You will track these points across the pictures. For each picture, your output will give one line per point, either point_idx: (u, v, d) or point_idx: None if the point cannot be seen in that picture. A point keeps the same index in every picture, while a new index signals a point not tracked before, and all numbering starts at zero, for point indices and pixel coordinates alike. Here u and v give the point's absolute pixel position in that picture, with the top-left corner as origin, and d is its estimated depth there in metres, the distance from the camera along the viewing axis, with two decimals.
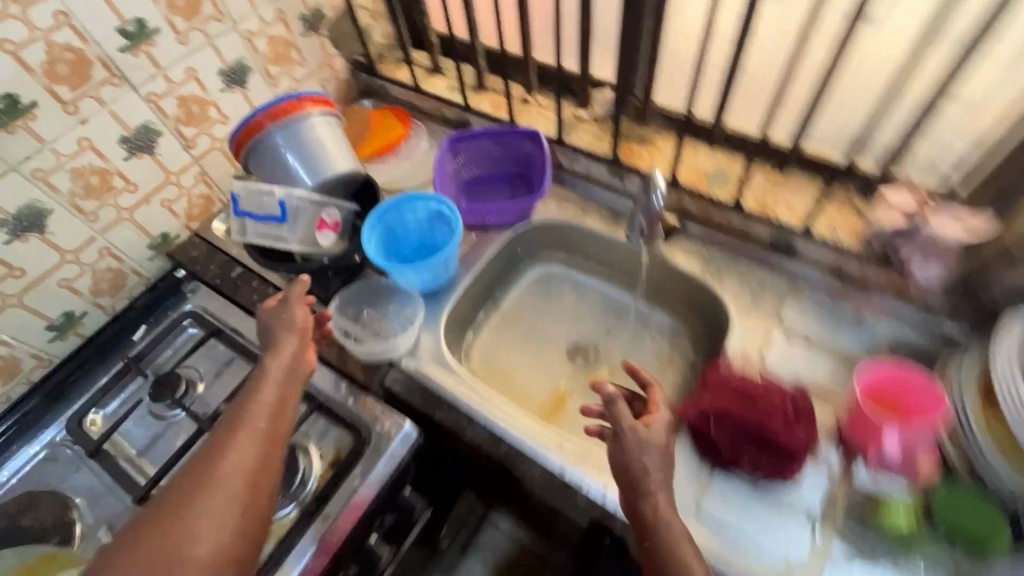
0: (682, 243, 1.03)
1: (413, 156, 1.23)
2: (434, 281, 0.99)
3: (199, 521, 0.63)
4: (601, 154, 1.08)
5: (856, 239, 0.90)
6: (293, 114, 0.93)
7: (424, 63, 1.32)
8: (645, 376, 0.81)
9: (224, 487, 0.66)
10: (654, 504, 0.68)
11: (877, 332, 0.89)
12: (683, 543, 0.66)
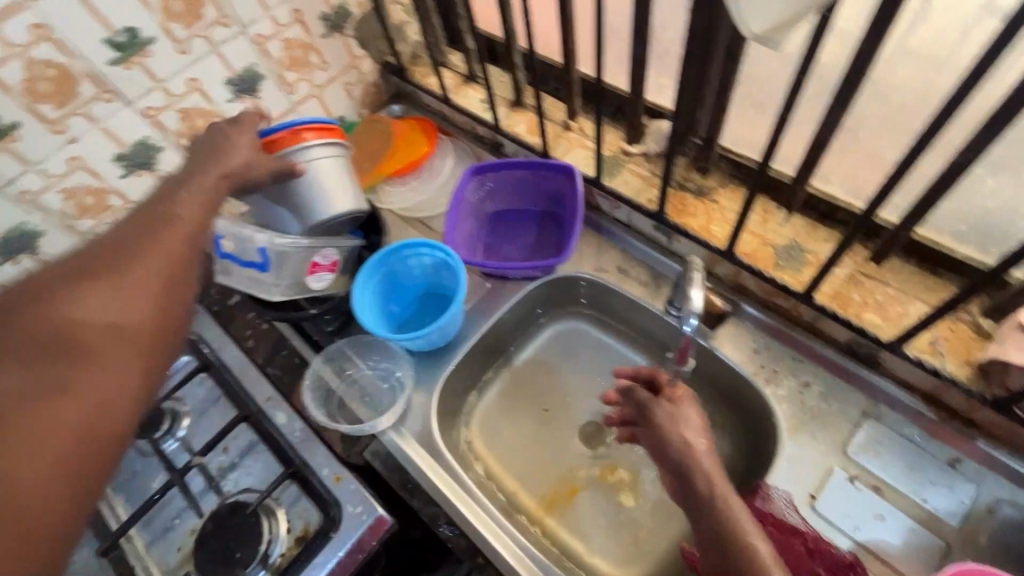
0: (731, 326, 0.84)
1: (436, 179, 1.09)
2: (433, 344, 0.88)
3: (102, 384, 0.48)
4: (646, 205, 0.89)
5: (966, 367, 0.68)
6: (291, 145, 0.81)
7: (460, 68, 1.16)
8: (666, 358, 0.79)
9: (163, 254, 0.57)
10: (710, 484, 0.64)
11: (976, 492, 0.68)
12: (750, 523, 0.61)
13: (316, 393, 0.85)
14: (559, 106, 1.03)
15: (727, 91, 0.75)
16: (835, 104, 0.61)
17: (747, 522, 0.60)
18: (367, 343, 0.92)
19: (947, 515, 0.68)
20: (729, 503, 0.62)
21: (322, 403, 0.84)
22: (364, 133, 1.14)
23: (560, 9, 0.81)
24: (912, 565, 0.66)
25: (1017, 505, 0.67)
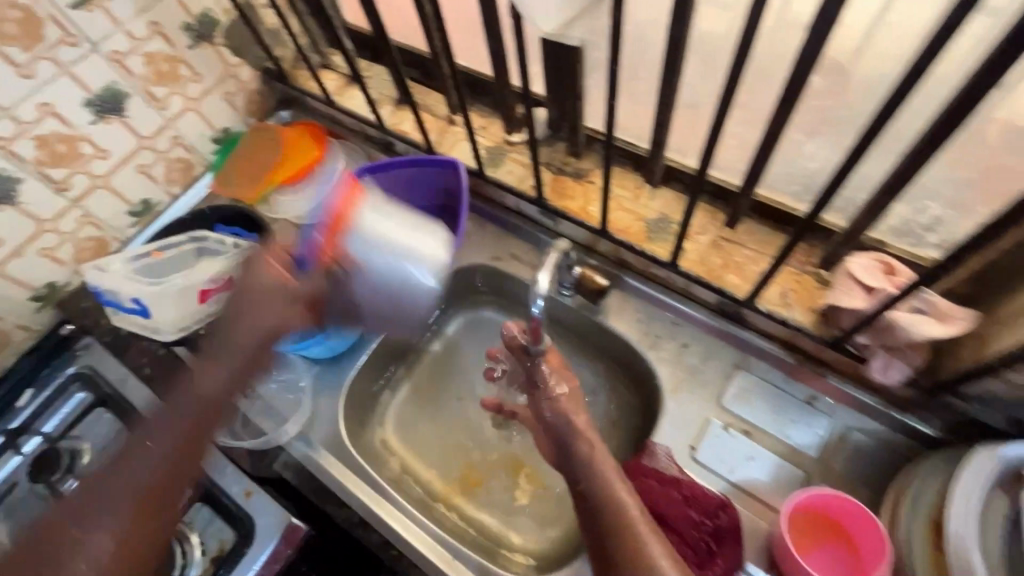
0: (615, 297, 0.88)
1: (329, 183, 1.08)
2: (333, 350, 0.88)
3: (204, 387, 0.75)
4: (528, 192, 0.93)
5: (810, 313, 0.76)
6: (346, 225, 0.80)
7: (345, 71, 1.16)
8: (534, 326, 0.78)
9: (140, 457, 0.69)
10: (589, 447, 0.68)
11: (831, 423, 0.76)
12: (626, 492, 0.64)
13: (214, 414, 0.84)
14: (442, 101, 1.04)
15: (582, 78, 0.79)
16: (664, 85, 0.66)
17: (617, 484, 0.64)
18: (269, 360, 0.90)
19: (807, 447, 0.75)
20: (602, 465, 0.66)
21: (219, 422, 0.84)
22: (252, 140, 1.11)
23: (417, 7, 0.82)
24: (780, 497, 0.73)
25: (865, 432, 0.74)
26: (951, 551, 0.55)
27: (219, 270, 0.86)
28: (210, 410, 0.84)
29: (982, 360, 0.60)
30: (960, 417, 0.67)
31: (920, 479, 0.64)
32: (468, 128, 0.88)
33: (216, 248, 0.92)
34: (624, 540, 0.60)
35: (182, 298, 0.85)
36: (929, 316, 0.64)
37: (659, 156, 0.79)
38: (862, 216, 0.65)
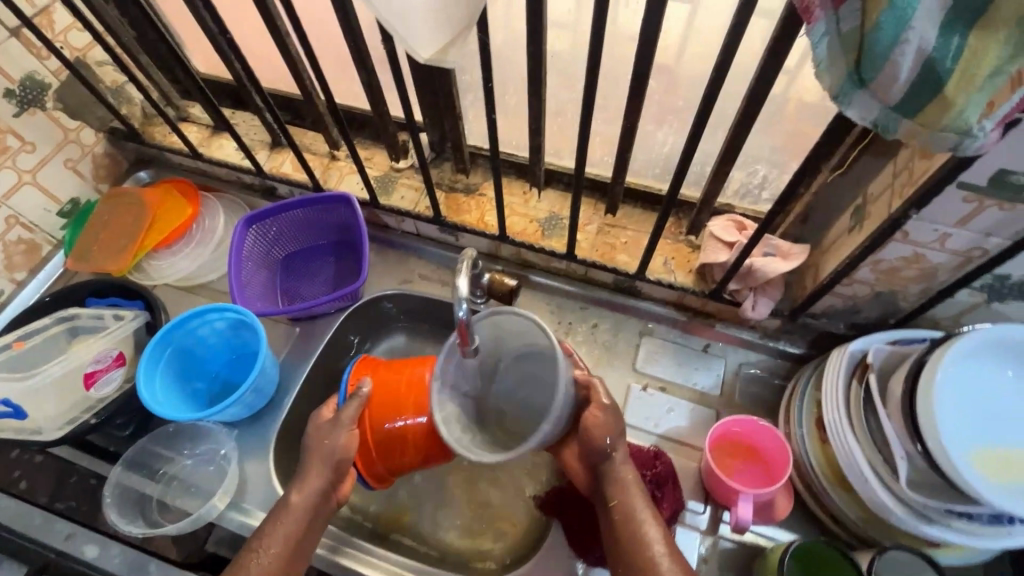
0: (526, 298, 0.95)
1: (212, 239, 1.02)
2: (252, 409, 0.83)
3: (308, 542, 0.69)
4: (424, 213, 0.96)
5: (690, 274, 0.87)
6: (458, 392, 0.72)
7: (206, 121, 1.09)
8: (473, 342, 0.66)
9: None
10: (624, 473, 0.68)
11: (725, 363, 0.88)
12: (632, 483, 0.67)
13: (122, 506, 0.75)
14: (320, 138, 1.04)
15: (457, 101, 0.84)
16: (532, 98, 0.73)
17: (642, 509, 0.65)
18: (173, 434, 0.82)
19: (711, 388, 0.87)
20: (636, 496, 0.66)
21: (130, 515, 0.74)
22: (112, 207, 1.02)
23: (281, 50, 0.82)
24: (701, 437, 0.83)
25: (752, 364, 0.88)
26: (836, 444, 0.66)
27: (103, 348, 0.81)
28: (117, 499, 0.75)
29: (821, 283, 0.75)
30: (819, 332, 0.82)
31: (800, 390, 0.76)
32: (356, 160, 0.90)
33: (98, 323, 0.85)
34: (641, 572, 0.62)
35: (64, 388, 0.79)
36: (775, 256, 0.79)
37: (540, 161, 0.87)
38: (711, 184, 0.78)
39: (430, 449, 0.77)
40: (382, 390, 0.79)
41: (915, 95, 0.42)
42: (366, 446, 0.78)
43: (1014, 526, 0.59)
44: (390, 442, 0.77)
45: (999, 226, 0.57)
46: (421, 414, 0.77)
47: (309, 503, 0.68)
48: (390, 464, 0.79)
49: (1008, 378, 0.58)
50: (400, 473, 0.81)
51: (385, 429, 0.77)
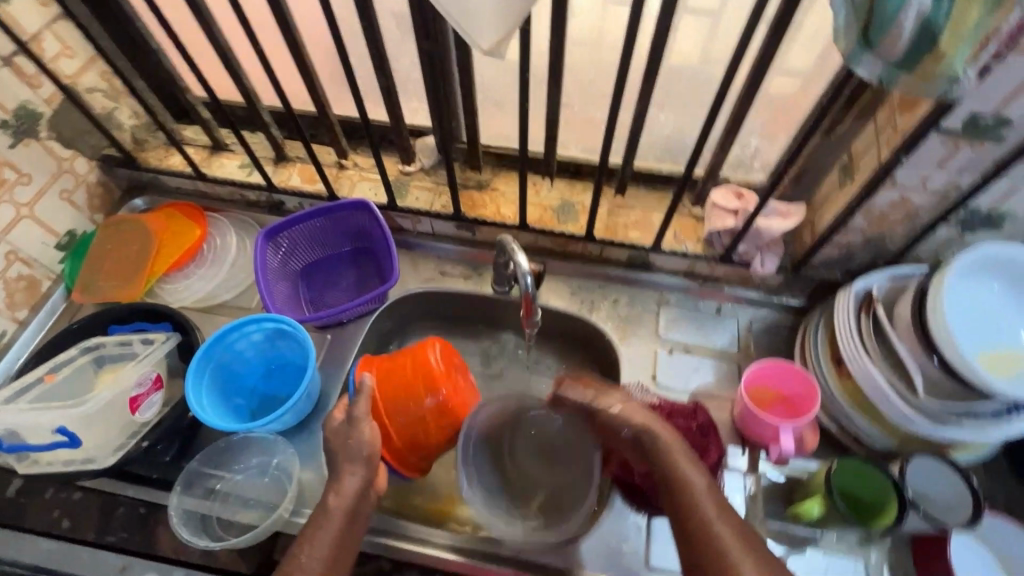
0: (551, 282, 1.00)
1: (225, 259, 1.00)
2: (300, 416, 0.83)
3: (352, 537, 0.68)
4: (443, 211, 0.99)
5: (699, 243, 0.95)
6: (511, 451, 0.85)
7: (203, 142, 1.07)
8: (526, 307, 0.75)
9: None
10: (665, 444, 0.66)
11: (737, 321, 0.96)
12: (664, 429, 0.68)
13: (184, 521, 0.74)
14: (326, 149, 1.06)
15: (474, 99, 0.89)
16: (552, 89, 0.79)
17: (691, 476, 0.63)
18: (225, 450, 0.82)
19: (729, 344, 0.94)
20: (684, 465, 0.64)
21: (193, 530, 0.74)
22: (114, 237, 1.00)
23: (301, 62, 0.84)
24: (728, 389, 0.90)
25: (761, 319, 0.96)
26: (856, 371, 0.75)
27: (143, 371, 0.79)
28: (179, 516, 0.74)
29: (819, 235, 0.85)
30: (818, 281, 0.92)
31: (813, 333, 0.85)
32: (376, 164, 0.92)
33: (128, 348, 0.83)
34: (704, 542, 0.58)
35: (106, 416, 0.75)
36: (776, 217, 0.88)
37: (553, 151, 0.93)
38: (715, 157, 0.87)
39: (448, 425, 0.80)
40: (386, 384, 0.80)
41: (914, 51, 0.51)
42: (389, 439, 0.80)
43: (1014, 416, 0.69)
44: (412, 430, 0.80)
45: (970, 164, 0.68)
46: (427, 394, 0.79)
47: (348, 504, 0.68)
48: (420, 451, 0.81)
49: (993, 292, 0.69)
50: (430, 458, 0.83)
51: (402, 418, 0.79)
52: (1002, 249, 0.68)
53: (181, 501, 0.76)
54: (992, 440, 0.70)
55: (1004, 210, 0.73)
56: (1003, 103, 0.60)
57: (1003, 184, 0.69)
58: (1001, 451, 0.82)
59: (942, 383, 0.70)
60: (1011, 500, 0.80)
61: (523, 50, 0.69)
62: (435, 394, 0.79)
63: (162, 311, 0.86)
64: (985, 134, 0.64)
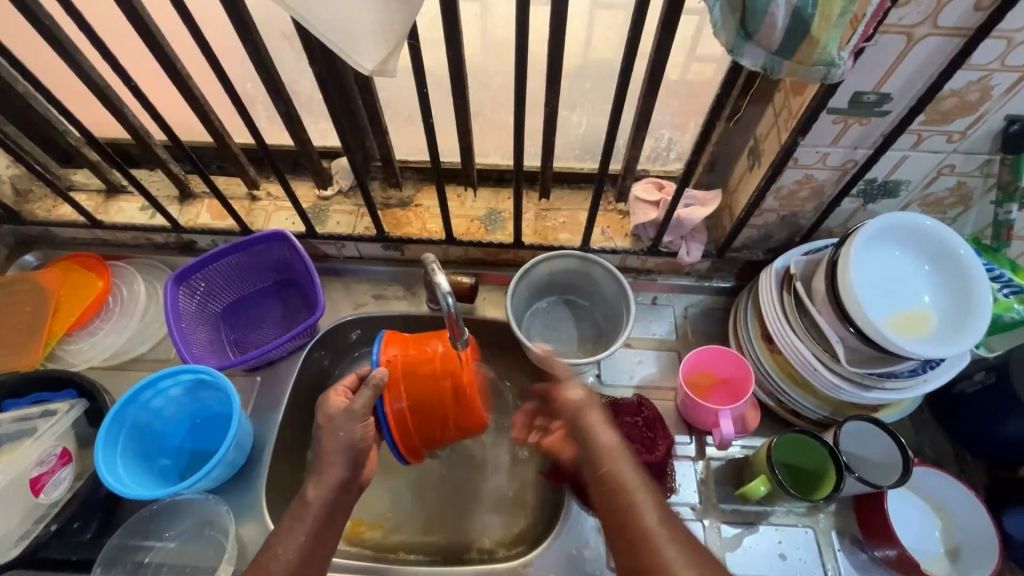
0: (488, 294, 0.98)
1: (134, 309, 0.93)
2: (232, 469, 0.78)
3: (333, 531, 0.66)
4: (366, 233, 0.95)
5: (627, 238, 0.95)
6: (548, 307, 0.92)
7: (97, 186, 0.99)
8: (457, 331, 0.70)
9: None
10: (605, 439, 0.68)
11: (673, 309, 0.97)
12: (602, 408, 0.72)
13: None
14: (235, 182, 1.00)
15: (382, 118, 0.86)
16: (457, 101, 0.77)
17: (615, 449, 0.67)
18: (149, 519, 0.75)
19: (668, 334, 0.95)
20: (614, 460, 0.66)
21: None
22: (2, 300, 0.90)
23: (187, 94, 0.78)
24: (671, 378, 0.91)
25: (696, 304, 0.98)
26: (785, 347, 0.77)
27: (45, 448, 0.72)
28: None
29: (737, 219, 0.87)
30: (743, 263, 0.94)
31: (743, 312, 0.87)
32: (288, 192, 0.87)
33: (23, 425, 0.75)
34: (634, 536, 0.60)
35: (2, 504, 0.68)
36: (696, 205, 0.89)
37: (470, 160, 0.91)
38: (631, 154, 0.87)
39: (467, 417, 0.74)
40: (408, 371, 0.72)
41: (790, 41, 0.53)
42: (400, 422, 0.72)
43: (928, 371, 0.73)
44: (426, 415, 0.73)
45: (861, 138, 0.71)
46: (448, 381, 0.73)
47: (326, 498, 0.65)
48: (430, 436, 0.75)
49: (897, 257, 0.72)
50: (435, 443, 0.76)
51: (422, 406, 0.72)
52: (900, 215, 0.71)
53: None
54: (911, 396, 0.74)
55: (897, 178, 0.77)
56: (881, 80, 0.63)
57: (893, 154, 0.73)
58: (926, 404, 0.87)
59: (861, 348, 0.74)
60: (935, 448, 0.85)
61: (419, 65, 0.67)
62: (458, 385, 0.73)
63: (63, 377, 0.78)
64: (869, 110, 0.67)
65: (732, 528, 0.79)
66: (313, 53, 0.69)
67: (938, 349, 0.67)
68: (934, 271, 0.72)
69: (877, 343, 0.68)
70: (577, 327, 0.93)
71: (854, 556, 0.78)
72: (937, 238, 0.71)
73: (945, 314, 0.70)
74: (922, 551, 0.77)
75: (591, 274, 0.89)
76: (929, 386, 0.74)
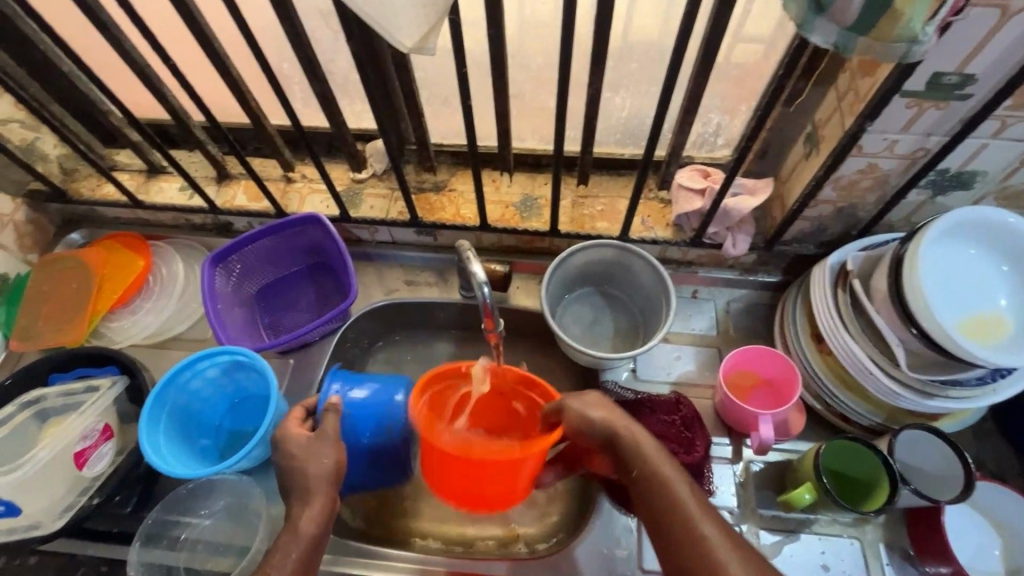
0: (521, 282, 0.96)
1: (173, 289, 0.94)
2: (269, 451, 0.78)
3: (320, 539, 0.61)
4: (399, 218, 0.94)
5: (669, 228, 0.90)
6: (582, 299, 0.91)
7: (138, 166, 1.00)
8: (492, 319, 0.70)
9: None
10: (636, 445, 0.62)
11: (715, 304, 0.93)
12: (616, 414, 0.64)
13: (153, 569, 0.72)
14: (271, 164, 1.00)
15: (417, 100, 0.83)
16: (495, 81, 0.74)
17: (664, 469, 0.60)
18: (186, 497, 0.77)
19: (708, 329, 0.91)
20: (647, 446, 0.61)
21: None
22: (49, 277, 0.92)
23: (224, 75, 0.78)
24: (710, 376, 0.87)
25: (739, 299, 0.93)
26: (839, 347, 0.72)
27: (88, 423, 0.74)
28: (146, 564, 0.72)
29: (789, 211, 0.81)
30: (792, 257, 0.88)
31: (791, 309, 0.82)
32: (322, 175, 0.86)
33: (71, 399, 0.77)
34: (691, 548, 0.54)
35: (50, 473, 0.71)
36: (744, 195, 0.84)
37: (507, 144, 0.88)
38: (677, 140, 0.82)
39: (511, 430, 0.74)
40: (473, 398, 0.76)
41: (869, 14, 0.48)
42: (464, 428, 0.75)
43: (998, 381, 0.68)
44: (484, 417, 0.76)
45: (936, 125, 0.65)
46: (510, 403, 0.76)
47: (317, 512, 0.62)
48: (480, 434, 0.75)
49: (971, 256, 0.67)
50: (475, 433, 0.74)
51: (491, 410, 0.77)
52: (977, 210, 0.65)
53: (148, 550, 0.73)
54: (977, 406, 0.69)
55: (973, 169, 0.70)
56: (966, 59, 0.57)
57: (972, 142, 0.66)
58: (990, 414, 0.81)
59: (928, 353, 0.68)
60: (997, 462, 0.79)
61: (459, 44, 0.64)
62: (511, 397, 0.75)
63: (106, 354, 0.80)
64: (949, 93, 0.61)
65: (772, 535, 0.76)
66: (350, 30, 0.67)
67: (1019, 358, 0.61)
68: (1011, 272, 0.66)
69: (947, 348, 0.63)
70: (613, 320, 0.90)
71: (903, 571, 0.73)
72: (1018, 236, 0.65)
73: (1022, 320, 0.64)
74: (979, 570, 0.72)
75: (630, 265, 0.86)
76: (1000, 396, 0.68)
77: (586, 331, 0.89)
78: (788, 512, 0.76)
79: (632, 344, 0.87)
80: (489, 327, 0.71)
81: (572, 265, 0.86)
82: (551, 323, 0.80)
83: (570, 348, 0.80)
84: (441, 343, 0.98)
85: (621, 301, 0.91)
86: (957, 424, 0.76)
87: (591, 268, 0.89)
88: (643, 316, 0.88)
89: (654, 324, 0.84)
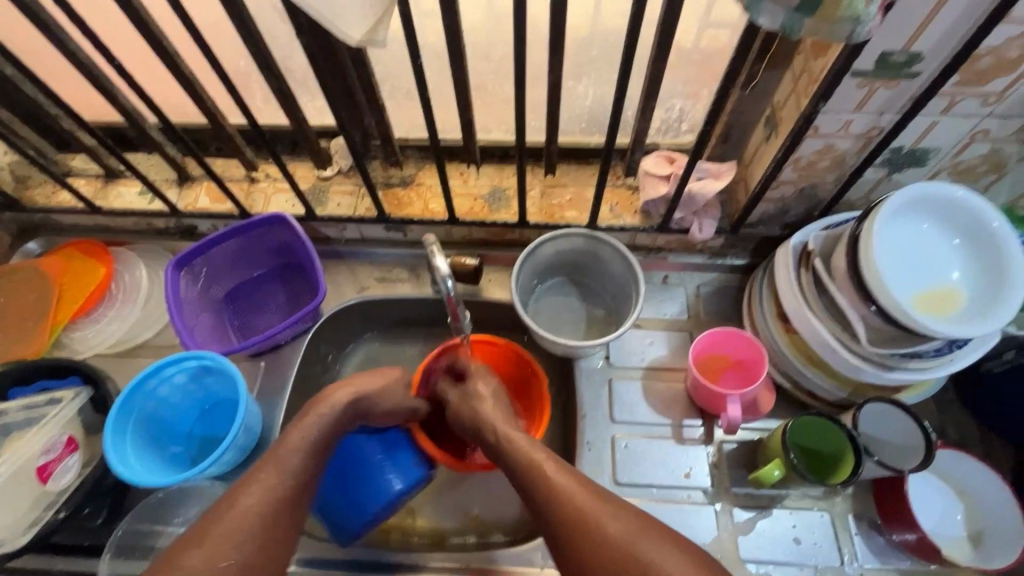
0: (493, 275, 0.95)
1: (137, 295, 0.92)
2: (240, 456, 0.77)
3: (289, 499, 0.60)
4: (367, 214, 0.92)
5: (637, 214, 0.91)
6: (555, 289, 0.92)
7: (95, 171, 0.98)
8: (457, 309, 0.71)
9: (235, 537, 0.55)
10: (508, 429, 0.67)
11: (685, 288, 0.93)
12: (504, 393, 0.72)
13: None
14: (234, 164, 0.98)
15: (377, 94, 0.82)
16: (455, 73, 0.73)
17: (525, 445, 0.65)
18: (158, 505, 0.77)
19: (679, 313, 0.92)
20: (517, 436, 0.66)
21: None
22: (6, 290, 0.89)
23: (175, 74, 0.75)
24: (682, 360, 0.88)
25: (709, 283, 0.94)
26: (804, 325, 0.74)
27: (50, 437, 0.73)
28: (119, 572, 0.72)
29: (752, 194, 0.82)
30: (759, 239, 0.90)
31: (758, 291, 0.83)
32: (284, 173, 0.84)
33: (33, 413, 0.75)
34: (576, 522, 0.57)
35: (13, 490, 0.70)
36: (708, 179, 0.85)
37: (472, 136, 0.87)
38: (641, 126, 0.82)
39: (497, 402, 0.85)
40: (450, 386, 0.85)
41: None
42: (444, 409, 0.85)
43: (955, 352, 0.70)
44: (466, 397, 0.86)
45: (888, 103, 0.66)
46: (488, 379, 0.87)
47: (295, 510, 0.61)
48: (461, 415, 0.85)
49: (924, 231, 0.68)
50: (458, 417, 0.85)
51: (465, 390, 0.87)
52: (931, 185, 0.66)
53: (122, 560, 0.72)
54: (936, 376, 0.71)
55: (926, 146, 0.72)
56: (912, 37, 0.58)
57: (923, 119, 0.68)
58: (951, 385, 0.84)
59: (887, 328, 0.70)
60: (960, 429, 0.82)
61: (413, 37, 0.63)
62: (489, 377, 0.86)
63: (68, 365, 0.78)
64: (898, 72, 0.62)
65: (745, 512, 0.77)
66: (301, 23, 0.65)
67: (972, 329, 0.63)
68: (963, 245, 0.68)
69: (901, 321, 0.65)
70: (587, 309, 0.90)
71: (872, 541, 0.76)
72: (970, 210, 0.67)
73: (975, 291, 0.66)
74: (943, 534, 0.74)
75: (599, 253, 0.86)
76: (959, 366, 0.70)
77: (561, 320, 0.89)
78: (761, 490, 0.78)
79: (606, 332, 0.88)
80: (453, 317, 0.73)
81: (543, 255, 0.86)
82: (523, 315, 0.80)
83: (541, 338, 0.80)
84: (415, 339, 0.98)
85: (594, 289, 0.91)
86: (921, 394, 0.78)
87: (562, 257, 0.89)
88: (616, 303, 0.89)
89: (627, 311, 0.84)
